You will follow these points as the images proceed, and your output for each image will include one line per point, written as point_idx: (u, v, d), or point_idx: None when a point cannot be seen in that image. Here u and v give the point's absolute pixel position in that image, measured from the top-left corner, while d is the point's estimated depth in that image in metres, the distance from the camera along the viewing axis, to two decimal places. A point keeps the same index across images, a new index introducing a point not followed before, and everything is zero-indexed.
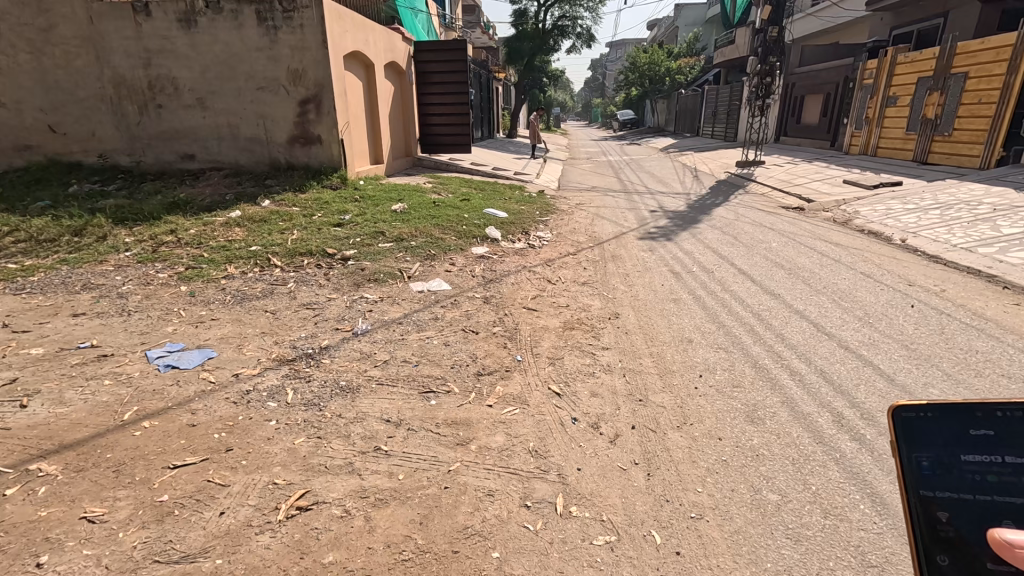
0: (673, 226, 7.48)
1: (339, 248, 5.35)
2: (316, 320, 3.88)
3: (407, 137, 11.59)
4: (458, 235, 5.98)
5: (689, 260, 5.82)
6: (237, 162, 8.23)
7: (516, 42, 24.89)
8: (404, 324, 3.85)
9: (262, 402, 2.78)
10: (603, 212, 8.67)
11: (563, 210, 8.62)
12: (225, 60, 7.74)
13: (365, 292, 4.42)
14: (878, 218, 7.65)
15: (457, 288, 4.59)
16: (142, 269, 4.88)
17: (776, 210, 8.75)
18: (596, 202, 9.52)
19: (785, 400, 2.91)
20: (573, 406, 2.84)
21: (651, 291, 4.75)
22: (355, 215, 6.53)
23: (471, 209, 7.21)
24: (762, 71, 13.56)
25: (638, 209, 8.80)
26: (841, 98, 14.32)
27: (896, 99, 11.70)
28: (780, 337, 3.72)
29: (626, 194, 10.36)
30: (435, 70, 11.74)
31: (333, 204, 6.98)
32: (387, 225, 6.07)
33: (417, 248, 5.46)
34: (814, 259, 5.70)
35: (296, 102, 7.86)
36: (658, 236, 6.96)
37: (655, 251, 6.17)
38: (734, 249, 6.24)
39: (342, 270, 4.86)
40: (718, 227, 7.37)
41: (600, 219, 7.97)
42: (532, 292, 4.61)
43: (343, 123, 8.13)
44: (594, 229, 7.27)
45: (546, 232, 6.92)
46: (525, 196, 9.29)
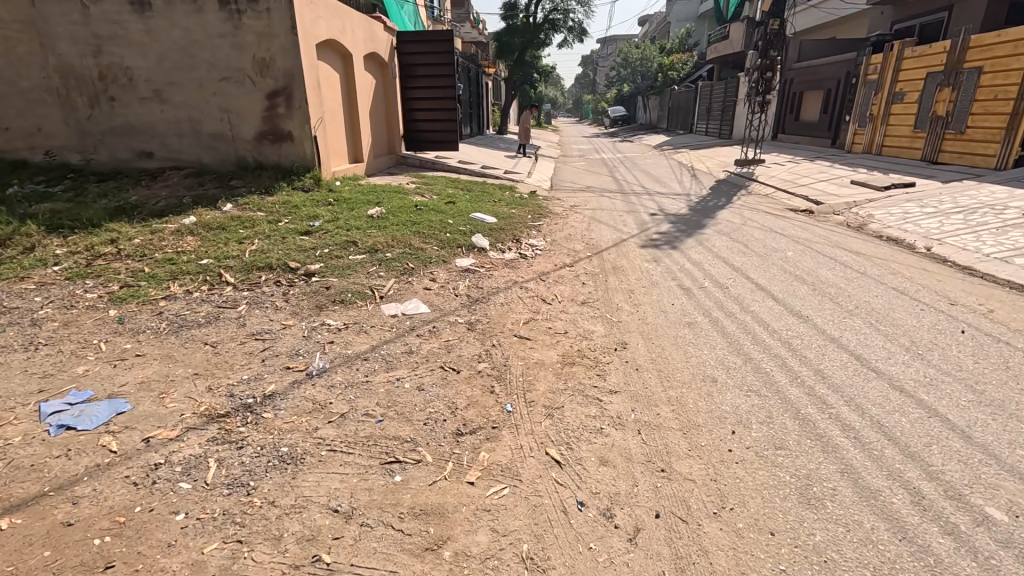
0: (677, 231, 6.88)
1: (303, 261, 4.68)
2: (265, 355, 3.22)
3: (391, 135, 10.90)
4: (440, 245, 5.33)
5: (698, 271, 5.22)
6: (200, 161, 7.49)
7: (506, 35, 24.19)
8: (371, 360, 3.20)
9: (173, 484, 2.11)
10: (600, 215, 8.05)
11: (556, 213, 7.99)
12: (184, 47, 7.00)
13: (328, 317, 3.76)
14: (896, 223, 7.12)
15: (437, 310, 3.94)
16: (68, 288, 4.17)
17: (784, 213, 8.18)
18: (592, 204, 8.91)
19: (844, 470, 2.31)
20: (578, 482, 2.21)
21: (660, 312, 4.13)
22: (327, 221, 5.85)
23: (456, 214, 6.55)
24: (763, 65, 12.99)
25: (636, 212, 8.19)
26: (843, 95, 13.81)
27: (902, 96, 11.20)
28: (820, 376, 3.12)
29: (622, 195, 9.75)
30: (420, 62, 11.03)
31: (303, 208, 6.29)
32: (361, 233, 5.40)
33: (392, 260, 4.80)
34: (837, 271, 5.12)
35: (264, 95, 7.13)
36: (661, 242, 6.36)
37: (659, 261, 5.56)
38: (746, 258, 5.66)
39: (304, 289, 4.19)
40: (725, 232, 6.79)
41: (597, 224, 7.36)
42: (523, 314, 3.99)
43: (317, 118, 7.44)
44: (590, 235, 6.66)
45: (539, 239, 6.29)
46: (516, 198, 8.65)
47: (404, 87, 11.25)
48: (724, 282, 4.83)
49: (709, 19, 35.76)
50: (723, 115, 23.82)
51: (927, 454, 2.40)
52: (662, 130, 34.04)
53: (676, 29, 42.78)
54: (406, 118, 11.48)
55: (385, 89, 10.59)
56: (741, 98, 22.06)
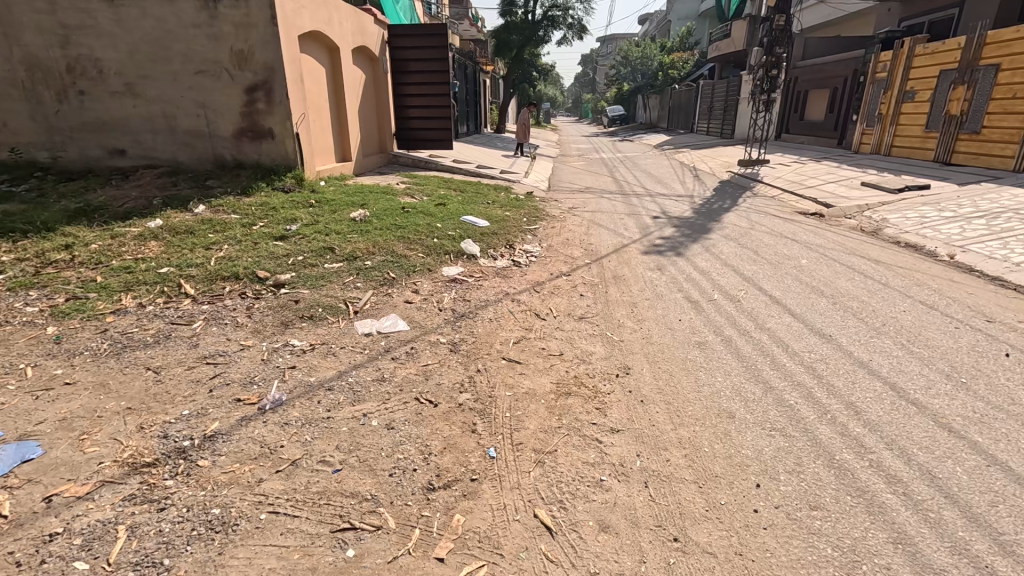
0: (681, 236, 6.47)
1: (273, 270, 4.26)
2: (214, 384, 2.79)
3: (381, 132, 10.48)
4: (426, 251, 4.92)
5: (706, 281, 4.80)
6: (175, 159, 7.06)
7: (504, 33, 23.74)
8: (337, 390, 2.78)
9: (67, 564, 1.69)
10: (599, 218, 7.64)
11: (554, 216, 7.56)
12: (157, 38, 6.56)
13: (294, 336, 3.34)
14: (913, 228, 6.71)
15: (418, 328, 3.53)
16: (7, 300, 3.74)
17: (793, 217, 7.78)
18: (591, 206, 8.50)
19: (896, 539, 1.90)
20: (572, 558, 1.80)
21: (665, 329, 3.72)
22: (305, 224, 5.42)
23: (445, 216, 6.14)
24: (769, 62, 12.57)
25: (637, 214, 7.78)
26: (851, 94, 13.40)
27: (913, 94, 10.79)
28: (853, 411, 2.70)
29: (623, 197, 9.34)
30: (412, 57, 10.60)
31: (281, 210, 5.87)
32: (340, 238, 4.98)
33: (371, 269, 4.38)
34: (857, 282, 4.70)
35: (242, 89, 6.70)
36: (664, 249, 5.95)
37: (663, 270, 5.15)
38: (757, 266, 5.25)
39: (271, 303, 3.77)
40: (733, 238, 6.38)
41: (596, 227, 6.96)
42: (514, 332, 3.57)
43: (300, 115, 7.01)
44: (589, 240, 6.25)
45: (534, 244, 5.87)
46: (511, 199, 8.22)
47: (396, 83, 10.81)
48: (734, 295, 4.42)
49: (710, 17, 35.35)
50: (725, 114, 23.40)
51: (994, 518, 1.99)
52: (662, 130, 33.64)
53: (677, 27, 42.38)
54: (398, 116, 11.05)
55: (375, 85, 10.17)
56: (744, 97, 21.65)
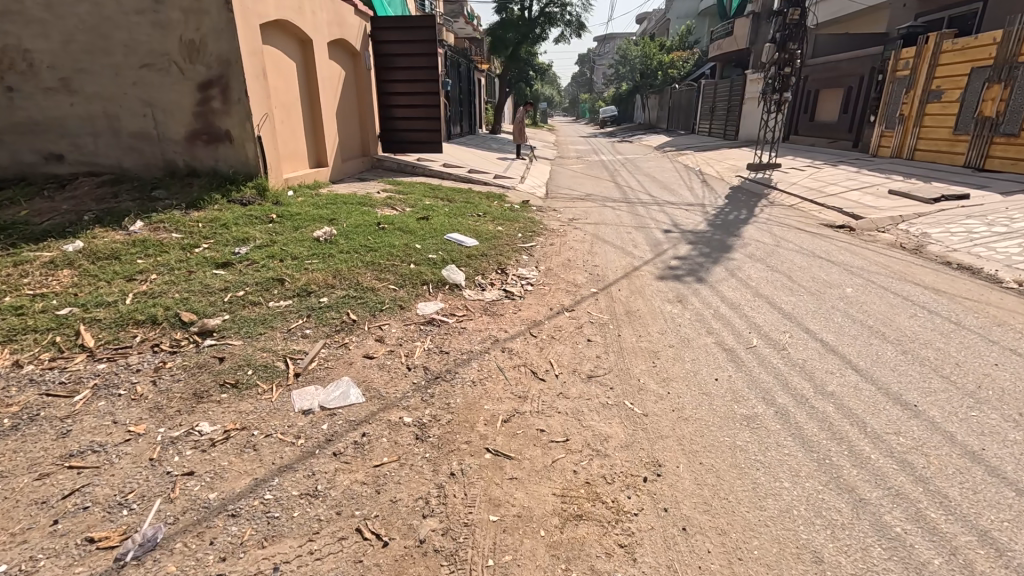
0: (699, 256, 5.63)
1: (202, 311, 3.38)
2: (67, 509, 1.92)
3: (363, 134, 9.61)
4: (399, 281, 4.06)
5: (741, 318, 3.96)
6: (121, 166, 6.16)
7: (499, 30, 22.81)
8: (244, 517, 1.91)
9: None
10: (603, 232, 6.79)
11: (552, 229, 6.71)
12: (94, 26, 5.67)
13: (206, 415, 2.47)
14: (962, 245, 5.90)
15: (377, 399, 2.67)
16: None
17: (820, 230, 6.95)
18: (593, 218, 7.64)
19: None
20: None
21: (699, 395, 2.88)
22: (258, 246, 4.56)
23: (427, 233, 5.29)
24: (780, 60, 11.76)
25: (646, 228, 6.94)
26: (867, 93, 12.62)
27: (940, 94, 9.99)
28: (994, 550, 1.86)
29: (628, 206, 8.50)
30: (397, 52, 9.71)
31: (234, 227, 5.00)
32: (295, 265, 4.12)
33: (327, 308, 3.51)
34: (922, 321, 3.88)
35: (195, 86, 5.82)
36: (682, 272, 5.11)
37: (683, 301, 4.32)
38: (794, 296, 4.43)
39: (189, 360, 2.90)
40: (760, 258, 5.54)
41: (601, 244, 6.13)
42: (503, 403, 2.72)
43: (262, 115, 6.14)
44: (593, 261, 5.41)
45: (529, 267, 5.03)
46: (504, 210, 7.36)
47: (380, 80, 9.94)
48: (775, 340, 3.58)
49: (711, 15, 34.59)
50: (728, 115, 22.64)
51: None
52: (661, 130, 32.85)
53: (676, 26, 41.57)
54: (383, 116, 10.16)
55: (357, 82, 9.31)
56: (748, 98, 20.86)
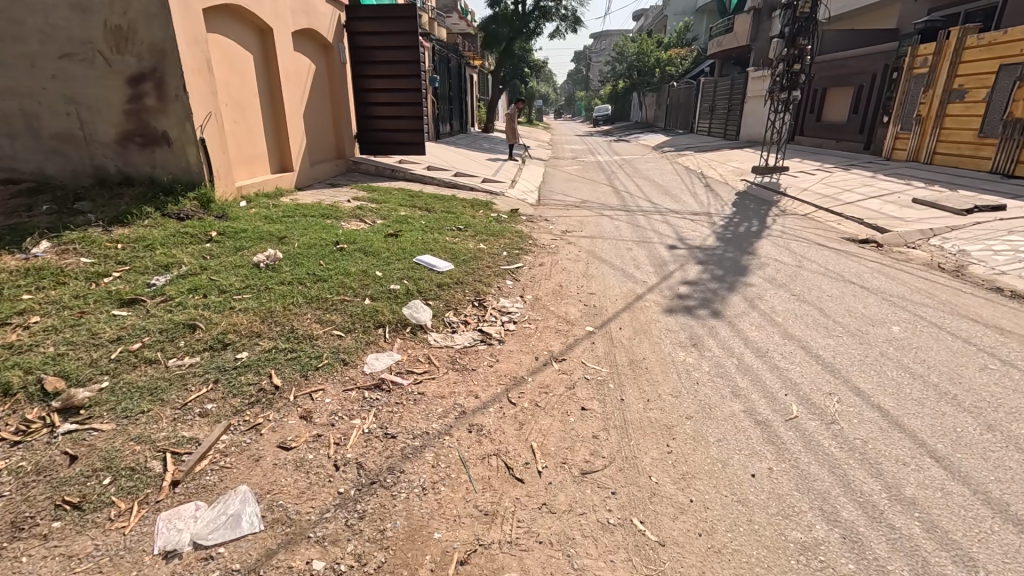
0: (711, 280, 4.86)
1: (74, 374, 2.56)
2: None
3: (337, 134, 8.79)
4: (347, 325, 3.25)
5: (772, 373, 3.18)
6: (43, 172, 5.32)
7: (491, 25, 21.97)
8: None
9: None
10: (601, 248, 6.01)
11: (542, 245, 5.92)
12: (4, 9, 4.84)
13: (13, 569, 1.65)
14: (1010, 266, 5.15)
15: (281, 525, 1.87)
16: None
17: (844, 246, 6.19)
18: (589, 230, 6.86)
19: None
20: None
21: (733, 507, 2.10)
22: (181, 275, 3.74)
23: (393, 255, 4.49)
24: (790, 56, 10.99)
25: (649, 243, 6.17)
26: (879, 92, 11.88)
27: (963, 94, 9.27)
28: None
29: (628, 216, 7.73)
30: (375, 43, 8.87)
31: (159, 250, 4.18)
32: (218, 304, 3.31)
33: (243, 369, 2.70)
34: (1000, 376, 3.11)
35: (124, 80, 4.98)
36: (693, 301, 4.34)
37: (698, 345, 3.54)
38: (831, 337, 3.66)
39: (28, 460, 2.08)
40: (782, 283, 4.77)
41: (597, 264, 5.35)
42: (461, 528, 1.93)
43: (208, 114, 5.33)
44: (589, 288, 4.62)
45: (513, 297, 4.24)
46: (489, 222, 6.56)
47: (357, 75, 9.10)
48: (820, 407, 2.80)
49: (709, 12, 33.87)
50: (728, 114, 21.89)
51: None
52: (659, 129, 32.07)
53: (675, 21, 40.68)
54: (360, 114, 9.33)
55: (330, 78, 8.49)
56: (750, 96, 20.10)
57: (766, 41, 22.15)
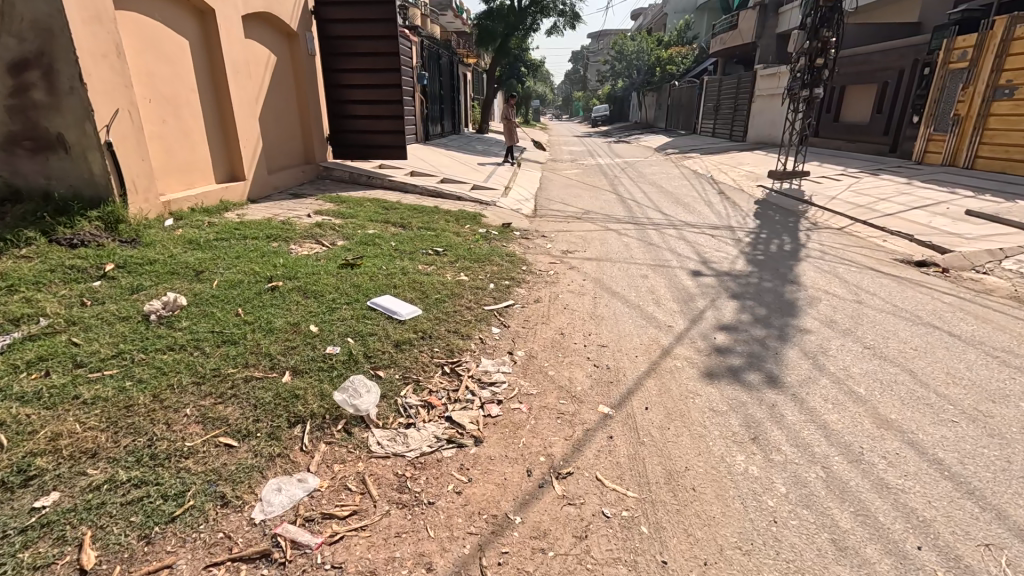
0: (754, 324, 3.80)
1: None
2: None
3: (305, 135, 7.71)
4: (242, 427, 2.15)
5: (883, 499, 2.10)
6: None
7: (485, 20, 20.90)
8: None
9: None
10: (610, 276, 4.94)
11: (538, 272, 4.85)
12: None
13: None
14: None
15: None
16: None
17: (903, 271, 5.13)
18: (594, 250, 5.81)
19: None
20: None
21: None
22: (28, 338, 2.64)
23: (343, 297, 3.40)
24: (812, 49, 9.95)
25: (667, 268, 5.13)
26: (908, 90, 10.85)
27: (1012, 90, 8.39)
28: None
29: (638, 231, 6.69)
30: (349, 33, 7.80)
31: (19, 294, 3.06)
32: (54, 393, 2.20)
33: (36, 535, 1.60)
34: None
35: (5, 67, 3.89)
36: (739, 360, 3.28)
37: (762, 440, 2.47)
38: (943, 424, 2.60)
39: None
40: (847, 328, 3.70)
41: (608, 299, 4.29)
42: None
43: (119, 111, 4.24)
44: (599, 337, 3.56)
45: (499, 357, 3.16)
46: (475, 242, 5.49)
47: (329, 68, 8.02)
48: None
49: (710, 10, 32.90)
50: (733, 114, 20.91)
51: None
52: (660, 130, 31.06)
53: (674, 19, 39.66)
54: (333, 113, 8.25)
55: (294, 71, 7.42)
56: (757, 95, 19.12)
57: (772, 37, 21.12)
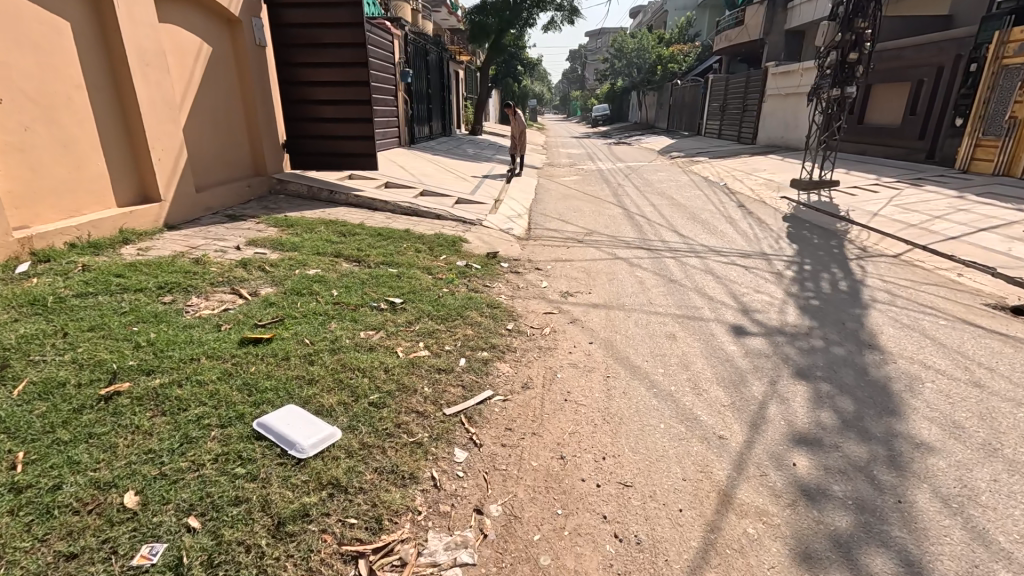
0: (845, 434, 2.56)
1: None
2: None
3: (253, 143, 6.46)
4: None
5: None
6: None
7: (477, 14, 19.63)
8: None
9: None
10: (623, 335, 3.70)
11: (527, 330, 3.62)
12: None
13: None
14: None
15: None
16: None
17: (1007, 324, 3.92)
18: (601, 291, 4.59)
19: None
20: None
21: None
22: None
23: (215, 415, 2.15)
24: (844, 42, 8.72)
25: (699, 322, 3.89)
26: (948, 90, 9.70)
27: None
28: None
29: (653, 261, 5.46)
30: (310, 21, 6.59)
31: None
32: None
33: None
34: None
35: None
36: (845, 518, 2.05)
37: None
38: None
39: None
40: (989, 446, 2.47)
41: (625, 381, 3.07)
42: None
43: None
44: (618, 465, 2.32)
45: (457, 528, 1.92)
46: (448, 284, 4.26)
47: (284, 63, 6.78)
48: None
49: (713, 7, 31.62)
50: (742, 114, 19.71)
51: None
52: (661, 130, 29.90)
53: (675, 16, 38.41)
54: (289, 116, 6.98)
55: (238, 66, 6.16)
56: (768, 95, 17.92)
57: (782, 33, 19.87)
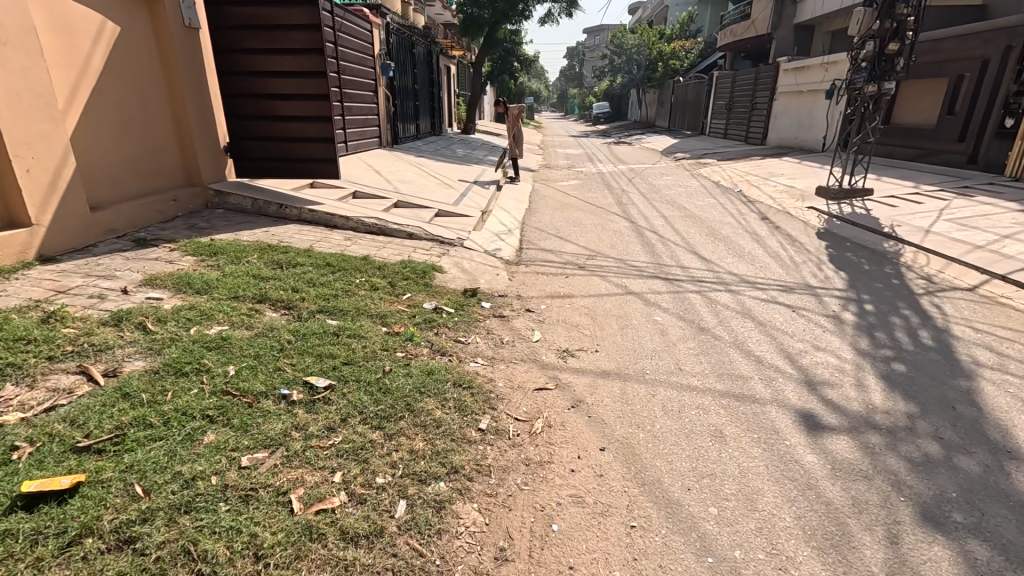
0: None
1: None
2: None
3: (182, 146, 5.30)
4: None
5: None
6: None
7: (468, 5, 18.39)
8: None
9: None
10: (649, 431, 2.56)
11: (510, 429, 2.48)
12: None
13: None
14: None
15: None
16: None
17: None
18: (611, 347, 3.46)
19: None
20: None
21: None
22: None
23: None
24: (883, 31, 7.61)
25: (752, 407, 2.76)
26: (993, 86, 8.64)
27: None
28: None
29: (674, 298, 4.33)
30: None
31: None
32: None
33: None
34: None
35: None
36: None
37: None
38: None
39: None
40: None
41: (658, 538, 1.93)
42: None
43: None
44: None
45: None
46: (406, 345, 3.10)
47: (223, 49, 5.63)
48: None
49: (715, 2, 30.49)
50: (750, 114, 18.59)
51: None
52: (662, 129, 28.78)
53: (676, 11, 37.24)
54: (231, 113, 5.81)
55: (160, 52, 4.98)
56: (779, 93, 16.82)
57: (791, 27, 18.78)
